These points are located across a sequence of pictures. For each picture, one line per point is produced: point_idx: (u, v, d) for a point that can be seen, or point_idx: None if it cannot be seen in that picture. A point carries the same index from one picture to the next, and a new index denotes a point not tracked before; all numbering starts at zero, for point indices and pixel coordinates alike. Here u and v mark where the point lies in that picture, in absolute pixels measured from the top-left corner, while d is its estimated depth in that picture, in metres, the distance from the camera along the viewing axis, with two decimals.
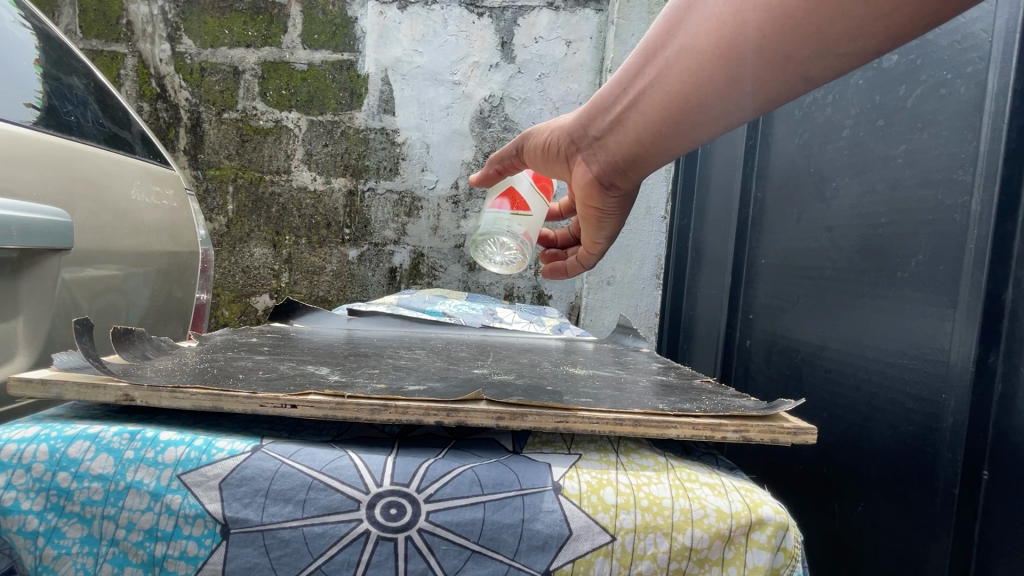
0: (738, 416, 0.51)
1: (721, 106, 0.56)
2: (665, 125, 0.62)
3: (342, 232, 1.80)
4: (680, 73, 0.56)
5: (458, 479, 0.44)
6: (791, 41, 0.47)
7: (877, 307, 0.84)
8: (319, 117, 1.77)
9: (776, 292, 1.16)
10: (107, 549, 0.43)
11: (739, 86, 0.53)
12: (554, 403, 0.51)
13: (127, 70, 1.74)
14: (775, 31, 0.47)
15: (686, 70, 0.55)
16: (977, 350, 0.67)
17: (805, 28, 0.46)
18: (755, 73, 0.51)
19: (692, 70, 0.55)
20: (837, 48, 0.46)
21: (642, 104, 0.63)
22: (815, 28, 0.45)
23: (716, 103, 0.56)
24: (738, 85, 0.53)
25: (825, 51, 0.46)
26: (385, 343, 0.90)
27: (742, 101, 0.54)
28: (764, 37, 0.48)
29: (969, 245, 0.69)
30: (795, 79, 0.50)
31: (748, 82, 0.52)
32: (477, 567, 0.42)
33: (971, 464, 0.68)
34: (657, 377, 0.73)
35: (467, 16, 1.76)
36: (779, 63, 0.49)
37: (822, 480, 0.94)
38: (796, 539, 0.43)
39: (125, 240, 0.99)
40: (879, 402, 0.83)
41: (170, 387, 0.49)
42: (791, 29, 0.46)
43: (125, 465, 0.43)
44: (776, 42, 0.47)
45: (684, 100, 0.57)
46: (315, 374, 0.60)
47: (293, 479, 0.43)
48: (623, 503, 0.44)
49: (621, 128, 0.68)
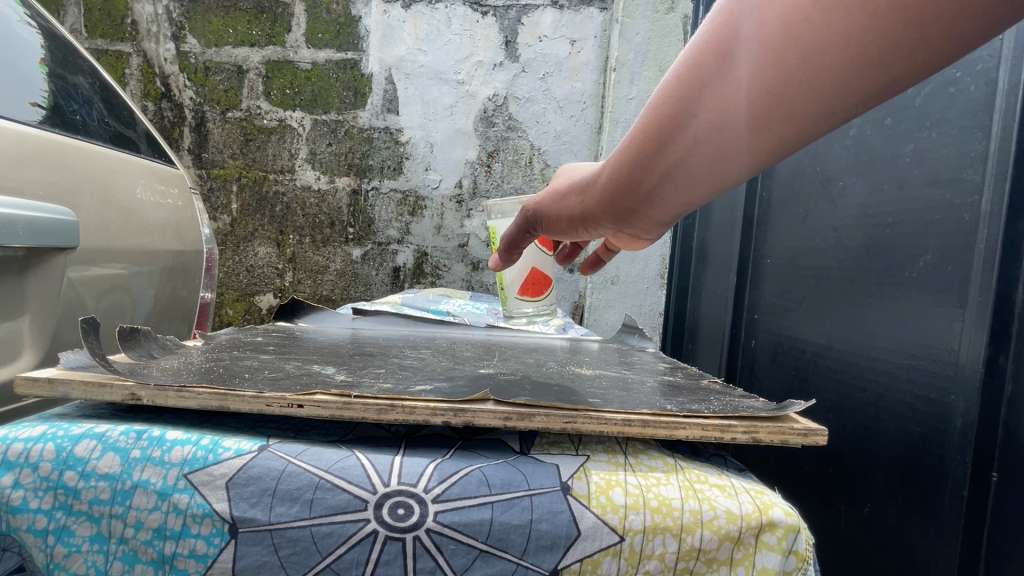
0: (747, 417, 0.50)
1: (756, 157, 0.47)
2: (699, 188, 0.52)
3: (346, 232, 1.79)
4: (702, 141, 0.47)
5: (465, 479, 0.43)
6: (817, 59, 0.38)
7: (885, 307, 0.84)
8: (323, 117, 1.77)
9: (782, 292, 1.15)
10: (117, 546, 0.43)
11: (789, 137, 0.44)
12: (561, 404, 0.51)
13: (132, 69, 1.75)
14: (793, 58, 0.39)
15: (708, 135, 0.47)
16: (987, 351, 0.66)
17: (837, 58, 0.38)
18: (801, 117, 0.42)
19: (727, 134, 0.46)
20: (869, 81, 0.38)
21: (672, 183, 0.53)
22: (837, 41, 0.37)
23: (751, 155, 0.47)
24: (790, 133, 0.44)
25: (856, 69, 0.38)
26: (389, 343, 0.90)
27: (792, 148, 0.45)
28: (784, 71, 0.40)
29: (979, 244, 0.68)
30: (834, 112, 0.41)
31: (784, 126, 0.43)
32: (485, 566, 0.42)
33: (981, 466, 0.67)
34: (663, 377, 0.73)
35: (470, 15, 1.75)
36: (811, 93, 0.40)
37: (830, 481, 0.94)
38: (806, 541, 0.43)
39: (131, 239, 0.99)
40: (887, 403, 0.82)
41: (176, 386, 0.48)
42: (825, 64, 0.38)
43: (132, 464, 0.43)
44: (805, 62, 0.39)
45: (717, 159, 0.48)
46: (321, 373, 0.60)
47: (300, 479, 0.43)
48: (632, 504, 0.43)
49: (649, 207, 0.58)
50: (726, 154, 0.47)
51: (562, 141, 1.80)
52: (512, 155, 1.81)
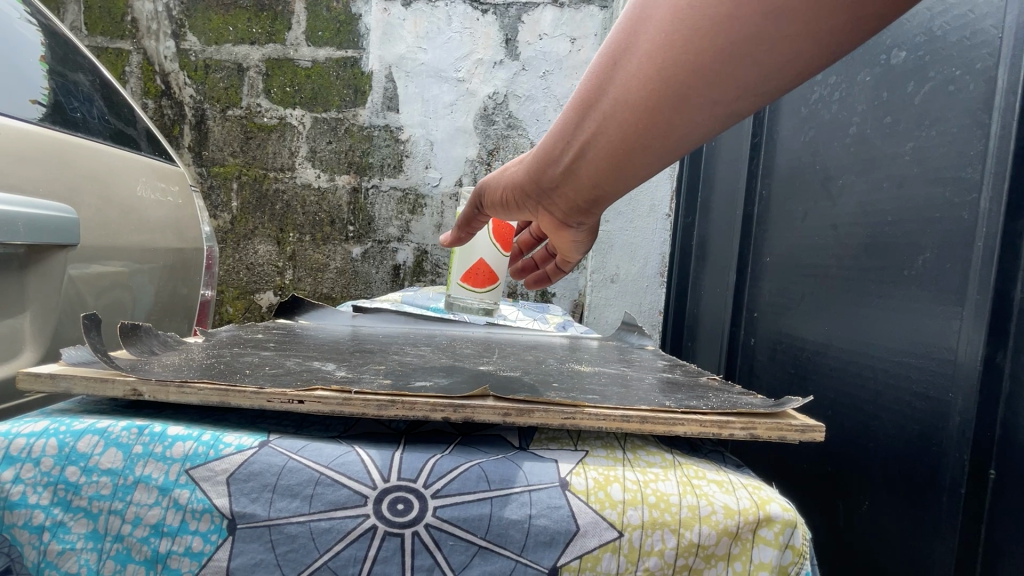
0: (745, 414, 0.51)
1: (659, 132, 0.52)
2: (614, 164, 0.58)
3: (346, 230, 1.80)
4: (611, 116, 0.53)
5: (465, 475, 0.44)
6: (709, 43, 0.45)
7: (883, 305, 0.84)
8: (323, 115, 1.77)
9: (781, 290, 1.15)
10: (112, 544, 0.43)
11: (683, 117, 0.51)
12: (560, 400, 0.51)
13: (132, 67, 1.75)
14: (686, 41, 0.46)
15: (616, 109, 0.52)
16: (984, 348, 0.67)
17: (723, 43, 0.45)
18: (692, 99, 0.49)
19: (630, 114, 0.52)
20: (756, 61, 0.45)
21: (587, 157, 0.59)
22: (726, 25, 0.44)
23: (650, 134, 0.52)
24: (683, 114, 0.50)
25: (745, 51, 0.45)
26: (390, 340, 0.90)
27: (684, 130, 0.52)
28: (677, 52, 0.46)
29: (977, 243, 0.69)
30: (724, 93, 0.48)
31: (682, 104, 0.50)
32: (484, 563, 0.42)
33: (979, 464, 0.67)
34: (662, 374, 0.73)
35: (470, 14, 1.75)
36: (699, 75, 0.47)
37: (828, 479, 0.94)
38: (803, 536, 0.43)
39: (132, 236, 0.99)
40: (885, 401, 0.83)
41: (177, 382, 0.49)
42: (715, 47, 0.45)
43: (133, 460, 0.43)
44: (696, 45, 0.45)
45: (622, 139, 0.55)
46: (321, 370, 0.60)
47: (300, 474, 0.43)
48: (630, 500, 0.43)
49: (575, 176, 0.64)
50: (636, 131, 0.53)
51: None
52: (512, 154, 1.80)
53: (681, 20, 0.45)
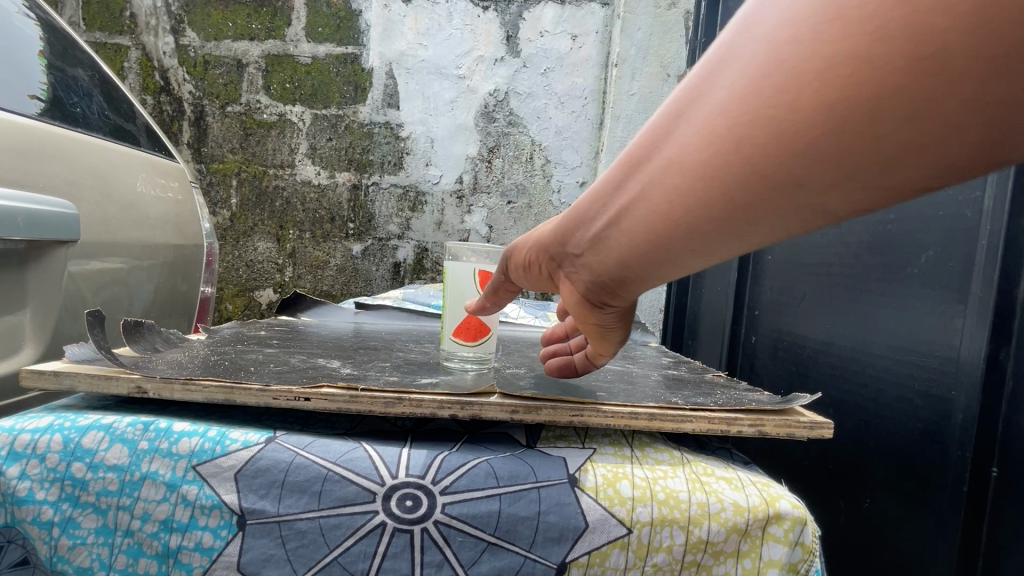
0: (753, 411, 0.51)
1: (741, 212, 0.31)
2: (661, 243, 0.36)
3: (346, 227, 1.79)
4: (676, 172, 0.33)
5: (473, 471, 0.43)
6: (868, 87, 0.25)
7: (887, 303, 0.84)
8: (323, 111, 1.76)
9: (783, 288, 1.15)
10: (123, 539, 0.43)
11: (783, 198, 0.30)
12: (568, 397, 0.51)
13: (131, 63, 1.74)
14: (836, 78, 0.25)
15: (685, 164, 0.32)
16: (988, 346, 0.67)
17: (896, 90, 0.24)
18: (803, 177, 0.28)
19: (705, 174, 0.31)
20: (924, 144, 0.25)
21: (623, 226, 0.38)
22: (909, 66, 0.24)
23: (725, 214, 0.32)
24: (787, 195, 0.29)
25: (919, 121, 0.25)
26: (392, 337, 0.90)
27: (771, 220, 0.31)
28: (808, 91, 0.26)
29: (981, 240, 0.69)
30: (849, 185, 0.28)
31: (791, 170, 0.28)
32: (493, 559, 0.42)
33: (982, 461, 0.67)
34: (667, 372, 0.73)
35: (471, 10, 1.75)
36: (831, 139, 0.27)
37: (830, 476, 0.94)
38: (813, 534, 0.43)
39: (132, 233, 0.99)
40: (888, 398, 0.83)
41: (182, 379, 0.48)
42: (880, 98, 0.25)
43: (140, 456, 0.43)
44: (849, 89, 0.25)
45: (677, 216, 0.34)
46: (326, 366, 0.60)
47: (308, 470, 0.43)
48: (639, 496, 0.43)
49: (604, 253, 0.40)
50: (680, 195, 0.33)
51: (564, 136, 1.79)
52: (512, 151, 1.80)
53: (846, 33, 0.25)
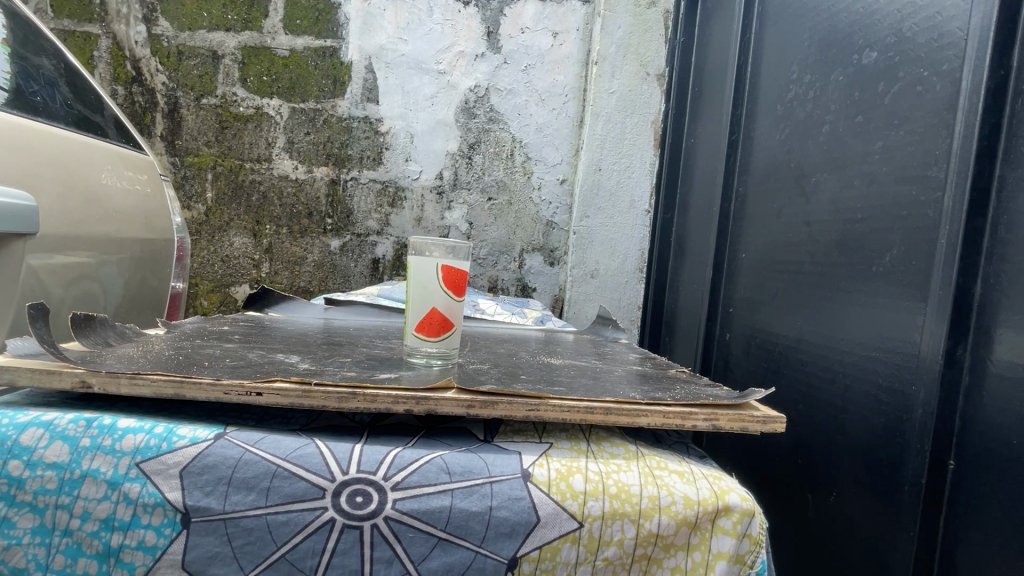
0: (708, 405, 0.52)
1: None
2: None
3: (323, 222, 1.76)
4: None
5: (426, 467, 0.43)
6: None
7: (851, 301, 0.86)
8: (301, 105, 1.74)
9: (756, 286, 1.17)
10: (61, 539, 0.42)
11: None
12: (526, 393, 0.51)
13: (101, 52, 1.69)
14: None
15: None
16: (947, 342, 0.68)
17: None
18: None
19: None
20: None
21: None
22: None
23: None
24: None
25: None
26: (360, 333, 0.89)
27: None
28: None
29: (940, 240, 0.70)
30: None
31: None
32: (443, 555, 0.42)
33: (939, 456, 0.69)
34: (633, 368, 0.73)
35: (452, 5, 1.74)
36: None
37: (798, 472, 0.96)
38: (761, 525, 0.44)
39: (97, 227, 0.96)
40: (853, 394, 0.84)
41: (129, 373, 0.47)
42: None
43: (81, 453, 0.42)
44: None
45: None
46: (284, 362, 0.59)
47: (256, 467, 0.42)
48: (591, 491, 0.44)
49: None
50: None
51: (544, 134, 1.78)
52: (492, 148, 1.78)
53: None
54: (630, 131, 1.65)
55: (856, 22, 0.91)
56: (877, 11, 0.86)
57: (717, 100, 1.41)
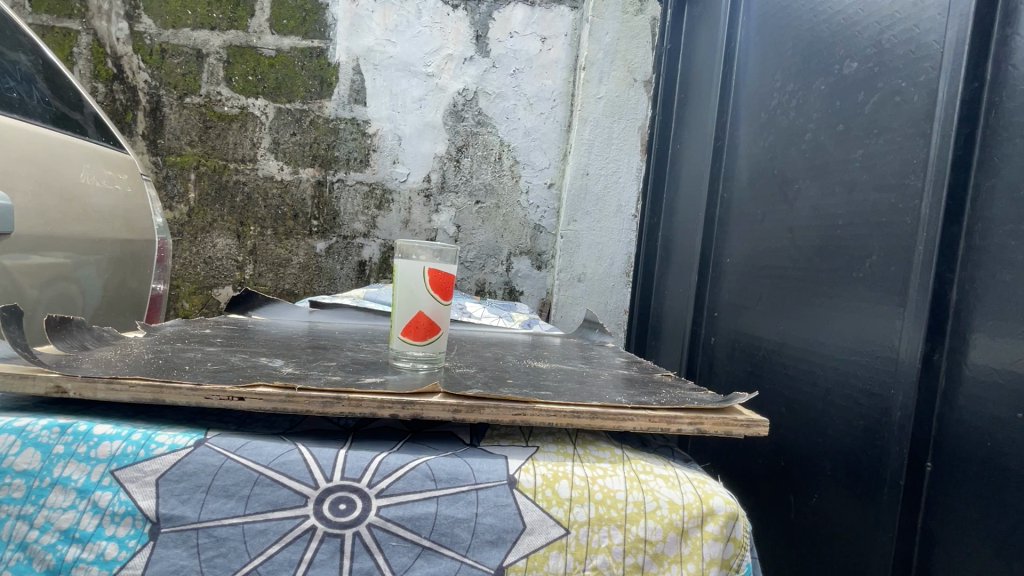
0: (693, 409, 0.52)
1: None
2: None
3: (309, 224, 1.74)
4: None
5: (411, 473, 0.43)
6: None
7: (832, 306, 0.87)
8: (286, 106, 1.72)
9: (740, 290, 1.18)
10: (13, 553, 0.41)
11: None
12: (512, 397, 0.51)
13: (81, 48, 1.66)
14: None
15: None
16: (924, 347, 0.70)
17: None
18: None
19: None
20: None
21: None
22: None
23: None
24: None
25: None
26: (346, 336, 0.88)
27: None
28: None
29: (918, 247, 0.72)
30: None
31: None
32: (427, 565, 0.41)
33: (917, 458, 0.71)
34: (619, 372, 0.74)
35: (440, 8, 1.74)
36: None
37: (780, 474, 0.97)
38: (745, 528, 0.44)
39: (75, 227, 0.94)
40: (834, 397, 0.86)
41: (107, 378, 0.46)
42: None
43: (53, 460, 0.42)
44: None
45: None
46: (268, 365, 0.58)
47: (238, 474, 0.42)
48: (577, 497, 0.44)
49: None
50: None
51: (533, 138, 1.78)
52: (481, 152, 1.78)
53: None
54: (617, 136, 1.65)
55: (837, 33, 0.93)
56: (858, 22, 0.88)
57: (704, 107, 1.42)
